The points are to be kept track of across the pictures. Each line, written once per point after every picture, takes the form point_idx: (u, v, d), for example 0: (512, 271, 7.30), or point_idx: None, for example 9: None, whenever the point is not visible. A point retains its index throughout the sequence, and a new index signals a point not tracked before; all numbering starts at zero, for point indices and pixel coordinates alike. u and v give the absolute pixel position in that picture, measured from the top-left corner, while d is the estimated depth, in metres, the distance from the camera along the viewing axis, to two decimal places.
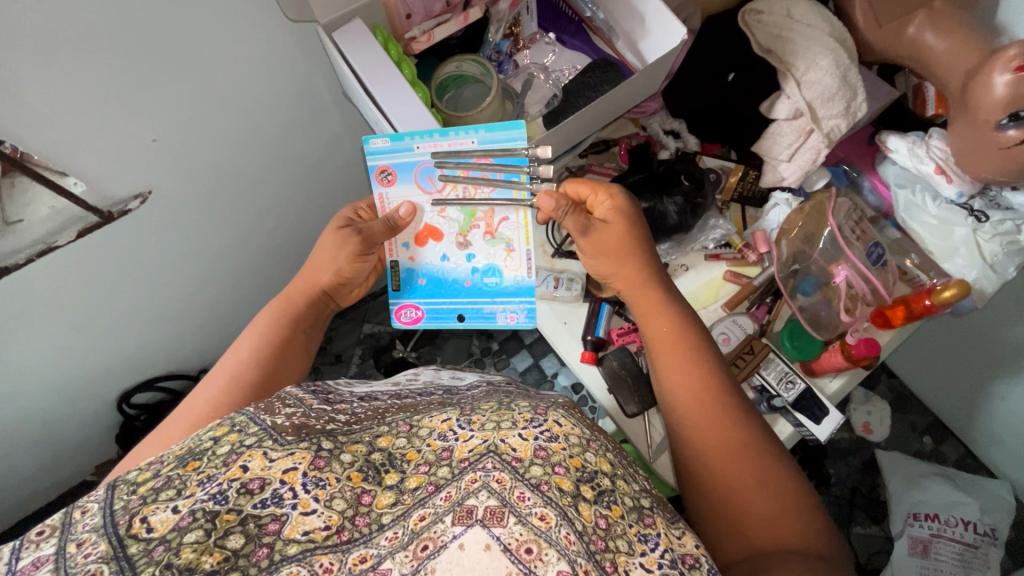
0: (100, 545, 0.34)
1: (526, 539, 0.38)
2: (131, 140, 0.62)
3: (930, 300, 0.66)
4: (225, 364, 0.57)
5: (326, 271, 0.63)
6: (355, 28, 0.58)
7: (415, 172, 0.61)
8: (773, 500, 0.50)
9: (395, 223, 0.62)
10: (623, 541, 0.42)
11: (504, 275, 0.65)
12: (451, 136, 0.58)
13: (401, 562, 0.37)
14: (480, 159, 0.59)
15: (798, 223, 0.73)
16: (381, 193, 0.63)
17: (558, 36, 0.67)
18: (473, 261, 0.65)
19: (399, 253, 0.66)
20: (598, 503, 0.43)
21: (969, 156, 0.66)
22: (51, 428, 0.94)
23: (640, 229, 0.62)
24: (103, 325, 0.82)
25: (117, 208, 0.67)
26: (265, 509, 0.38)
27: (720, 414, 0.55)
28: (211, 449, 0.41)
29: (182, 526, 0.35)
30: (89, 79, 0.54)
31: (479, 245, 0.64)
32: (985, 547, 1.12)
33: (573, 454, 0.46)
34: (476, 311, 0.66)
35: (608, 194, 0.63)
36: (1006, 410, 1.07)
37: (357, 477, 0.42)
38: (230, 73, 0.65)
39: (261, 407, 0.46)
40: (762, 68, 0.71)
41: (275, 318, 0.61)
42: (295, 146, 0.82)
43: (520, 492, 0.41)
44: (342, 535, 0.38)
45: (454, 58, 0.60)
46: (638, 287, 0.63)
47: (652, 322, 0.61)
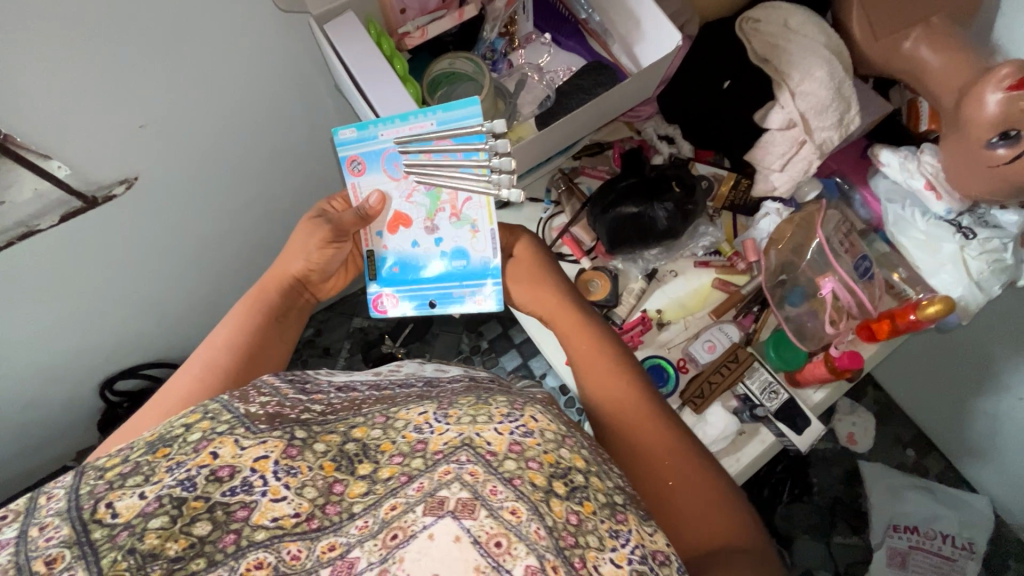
0: (62, 529, 0.34)
1: (496, 532, 0.38)
2: (117, 125, 0.61)
3: (915, 314, 0.66)
4: (200, 355, 0.58)
5: (299, 261, 0.64)
6: (346, 21, 0.57)
7: (383, 159, 0.60)
8: (702, 497, 0.53)
9: (365, 213, 0.62)
10: (593, 537, 0.41)
11: (471, 257, 0.64)
12: (410, 119, 0.56)
13: (369, 551, 0.37)
14: (440, 141, 0.57)
15: (787, 233, 0.74)
16: (352, 183, 0.62)
17: (554, 37, 0.66)
18: (441, 245, 0.64)
19: (373, 241, 0.65)
20: (571, 499, 0.43)
21: (962, 173, 0.66)
22: (32, 412, 0.93)
23: (549, 260, 0.69)
24: (87, 310, 0.81)
25: (102, 193, 0.66)
26: (234, 496, 0.37)
27: (646, 418, 0.58)
28: (181, 436, 0.40)
29: (148, 511, 0.35)
30: (75, 62, 0.54)
31: (446, 228, 0.63)
32: (962, 561, 1.14)
33: (548, 450, 0.45)
34: (445, 295, 0.65)
35: (517, 235, 0.69)
36: (989, 425, 1.07)
37: (330, 466, 0.41)
38: (220, 61, 0.64)
39: (235, 395, 0.45)
40: (758, 76, 0.71)
41: (250, 310, 0.62)
42: (286, 136, 0.81)
43: (492, 487, 0.40)
44: (311, 523, 0.38)
45: (447, 54, 0.60)
46: (563, 313, 0.66)
47: (578, 346, 0.64)
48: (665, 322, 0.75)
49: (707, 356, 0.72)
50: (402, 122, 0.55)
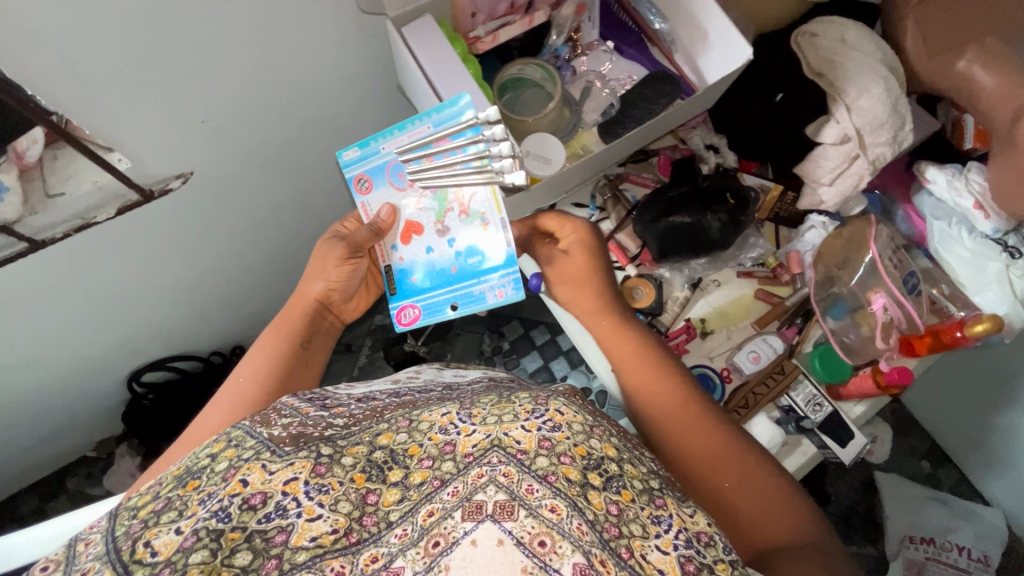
0: (103, 572, 0.33)
1: (538, 531, 0.38)
2: (179, 120, 0.61)
3: (961, 332, 0.67)
4: (225, 392, 0.58)
5: (319, 282, 0.64)
6: (424, 24, 0.57)
7: (388, 172, 0.60)
8: (759, 496, 0.54)
9: (379, 227, 0.60)
10: (637, 525, 0.42)
11: (486, 252, 0.61)
12: (408, 127, 0.58)
13: (413, 560, 0.37)
14: (438, 142, 0.58)
15: (837, 247, 0.75)
16: (362, 202, 0.61)
17: (616, 45, 0.66)
18: (455, 246, 0.61)
19: (389, 257, 0.63)
20: (608, 489, 0.43)
21: (1015, 193, 0.67)
22: (62, 401, 0.93)
23: (599, 254, 0.67)
24: (127, 302, 0.81)
25: (159, 186, 0.66)
26: (270, 522, 0.37)
27: (695, 418, 0.59)
28: (209, 467, 0.40)
29: (187, 547, 0.35)
30: (146, 57, 0.53)
31: (459, 227, 0.61)
32: (978, 573, 1.15)
33: (578, 443, 0.45)
34: (466, 296, 0.62)
35: (573, 225, 0.66)
36: (1008, 441, 1.09)
37: (360, 478, 0.42)
38: (283, 59, 0.64)
39: (256, 420, 0.46)
40: (812, 91, 0.71)
41: (274, 340, 0.62)
42: (335, 136, 0.81)
43: (529, 486, 0.41)
44: (350, 537, 0.38)
45: (517, 60, 0.60)
46: (603, 314, 0.65)
47: (620, 350, 0.64)
48: (708, 331, 0.75)
49: (753, 367, 0.72)
50: (400, 129, 0.58)
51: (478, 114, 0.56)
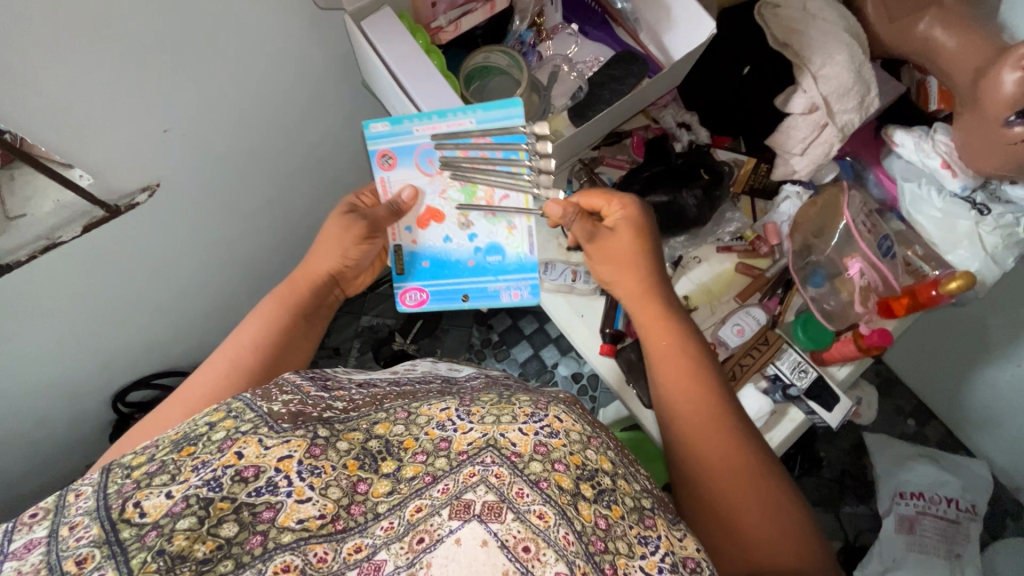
0: (92, 528, 0.34)
1: (523, 536, 0.40)
2: (140, 130, 0.59)
3: (936, 290, 0.69)
4: (224, 351, 0.58)
5: (331, 257, 0.65)
6: (383, 17, 0.56)
7: (415, 155, 0.61)
8: (771, 520, 0.55)
9: (397, 207, 0.63)
10: (623, 542, 0.44)
11: (506, 252, 0.66)
12: (450, 117, 0.55)
13: (396, 554, 0.38)
14: (478, 138, 0.58)
15: (811, 216, 0.76)
16: (383, 176, 0.63)
17: (580, 27, 0.66)
18: (475, 241, 0.66)
19: (401, 237, 0.67)
20: (598, 502, 0.45)
21: (977, 151, 0.68)
22: (45, 427, 0.90)
23: (649, 239, 0.65)
24: (104, 323, 0.79)
25: (125, 202, 0.64)
26: (259, 497, 0.38)
27: (709, 424, 0.60)
28: (205, 435, 0.41)
29: (176, 512, 0.36)
30: (97, 66, 0.51)
31: (481, 223, 0.65)
32: (965, 522, 1.19)
33: (573, 451, 0.47)
34: (480, 290, 0.68)
35: (621, 204, 0.65)
36: (989, 393, 1.12)
37: (353, 465, 0.42)
38: (243, 60, 0.62)
39: (256, 394, 0.47)
40: (777, 63, 0.71)
41: (278, 307, 0.63)
42: (303, 138, 0.79)
43: (519, 489, 0.42)
44: (337, 524, 0.38)
45: (482, 48, 0.59)
46: (644, 303, 0.65)
47: (653, 340, 0.64)
48: (693, 307, 0.77)
49: (738, 339, 0.73)
50: (442, 119, 0.55)
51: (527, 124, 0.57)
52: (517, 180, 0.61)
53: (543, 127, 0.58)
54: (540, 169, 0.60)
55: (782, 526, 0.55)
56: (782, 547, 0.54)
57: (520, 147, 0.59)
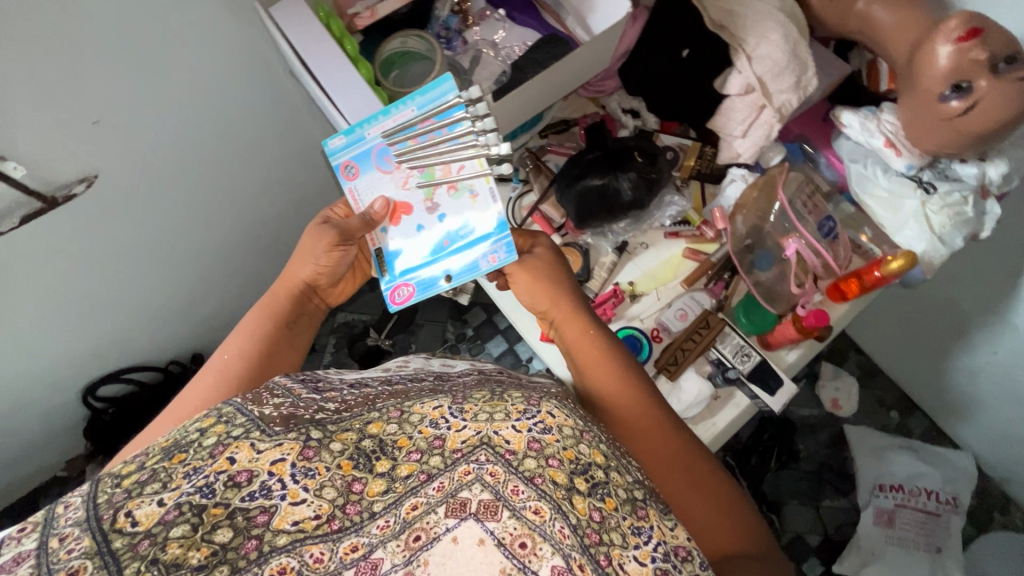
0: (84, 540, 0.34)
1: (520, 533, 0.40)
2: (70, 121, 0.60)
3: (880, 270, 0.67)
4: (216, 362, 0.60)
5: (308, 267, 0.65)
6: (293, 5, 0.59)
7: (373, 157, 0.61)
8: (711, 508, 0.55)
9: (371, 218, 0.62)
10: (616, 533, 0.43)
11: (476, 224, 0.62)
12: (392, 111, 0.58)
13: (393, 552, 0.38)
14: (424, 123, 0.59)
15: (752, 197, 0.75)
16: (351, 188, 0.63)
17: (508, 12, 0.66)
18: (445, 220, 0.61)
19: (380, 241, 0.64)
20: (592, 495, 0.44)
21: (919, 128, 0.66)
22: (14, 423, 0.92)
23: (563, 259, 0.67)
24: (60, 317, 0.80)
25: (61, 193, 0.65)
26: (254, 501, 0.38)
27: (657, 433, 0.58)
28: (197, 441, 0.41)
29: (168, 520, 0.36)
30: (16, 57, 0.53)
31: (447, 202, 0.62)
32: (946, 515, 1.17)
33: (567, 446, 0.47)
34: (460, 266, 0.61)
35: (534, 230, 0.68)
36: (965, 380, 1.09)
37: (347, 465, 0.42)
38: (169, 47, 0.63)
39: (247, 398, 0.47)
40: (714, 44, 0.71)
41: (261, 318, 0.64)
42: (247, 124, 0.81)
43: (514, 486, 0.42)
44: (332, 524, 0.39)
45: (398, 33, 0.61)
46: (574, 320, 0.64)
47: (584, 355, 0.62)
48: (638, 294, 0.76)
49: (680, 324, 0.73)
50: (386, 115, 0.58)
51: (462, 94, 0.58)
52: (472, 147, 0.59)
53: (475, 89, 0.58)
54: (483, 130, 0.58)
55: (738, 524, 0.55)
56: (727, 532, 0.54)
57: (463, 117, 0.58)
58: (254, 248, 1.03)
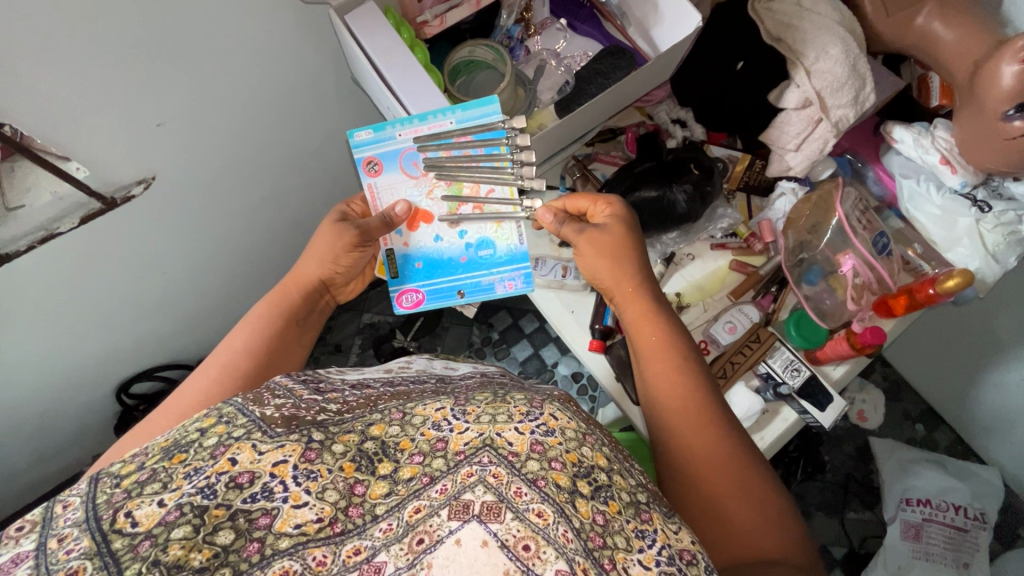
0: (83, 541, 0.33)
1: (523, 535, 0.38)
2: (133, 124, 0.61)
3: (934, 288, 0.66)
4: (218, 357, 0.57)
5: (321, 263, 0.63)
6: (366, 10, 0.59)
7: (400, 158, 0.63)
8: (756, 511, 0.54)
9: (390, 219, 0.63)
10: (620, 537, 0.43)
11: (497, 246, 0.66)
12: (429, 119, 0.60)
13: (396, 555, 0.37)
14: (459, 139, 0.62)
15: (804, 213, 0.74)
16: (370, 183, 0.65)
17: (570, 22, 0.69)
18: (465, 238, 0.66)
19: (394, 241, 0.67)
20: (596, 498, 0.43)
21: (975, 146, 0.66)
22: (50, 419, 0.92)
23: (636, 235, 0.64)
24: (104, 316, 0.80)
25: (120, 194, 0.66)
26: (254, 503, 0.37)
27: (697, 415, 0.58)
28: (197, 441, 0.40)
29: (169, 520, 0.35)
30: (87, 61, 0.53)
31: (470, 220, 0.66)
32: (974, 531, 1.13)
33: (570, 448, 0.46)
34: (475, 284, 0.67)
35: (607, 203, 0.65)
36: (998, 397, 1.08)
37: (349, 467, 0.41)
38: (231, 52, 0.63)
39: (248, 398, 0.46)
40: (772, 57, 0.70)
41: (270, 311, 0.61)
42: (297, 130, 0.81)
43: (518, 488, 0.41)
44: (335, 527, 0.38)
45: (466, 43, 0.63)
46: (636, 298, 0.63)
47: (643, 330, 0.62)
48: (685, 305, 0.76)
49: (729, 337, 0.73)
50: (422, 122, 0.59)
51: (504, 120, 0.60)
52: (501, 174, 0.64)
53: (520, 120, 0.61)
54: (521, 162, 0.63)
55: (766, 519, 0.54)
56: (766, 538, 0.53)
57: (500, 142, 0.62)
58: (291, 250, 1.03)
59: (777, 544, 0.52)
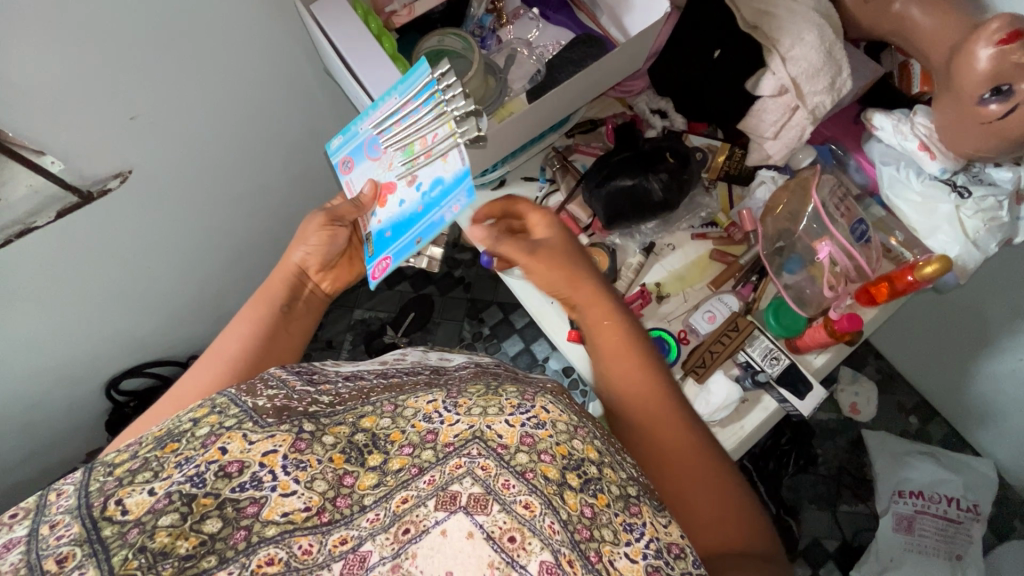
0: (73, 527, 0.33)
1: (509, 527, 0.39)
2: (108, 118, 0.61)
3: (913, 275, 0.66)
4: (212, 354, 0.58)
5: (301, 249, 0.65)
6: (332, 3, 0.60)
7: (366, 148, 0.62)
8: (720, 504, 0.53)
9: (360, 201, 0.63)
10: (609, 530, 0.42)
11: (445, 179, 0.55)
12: (376, 101, 0.59)
13: (382, 545, 0.37)
14: (406, 107, 0.57)
15: (783, 199, 0.74)
16: (348, 180, 0.65)
17: (542, 11, 0.69)
18: (418, 185, 0.57)
19: (371, 224, 0.63)
20: (584, 491, 0.43)
21: (954, 130, 0.66)
22: (40, 415, 0.93)
23: (577, 242, 0.64)
24: (87, 311, 0.81)
25: (97, 188, 0.66)
26: (243, 492, 0.37)
27: (658, 410, 0.57)
28: (189, 431, 0.40)
29: (158, 509, 0.35)
30: (56, 55, 0.53)
31: (426, 170, 0.57)
32: (968, 523, 1.13)
33: (560, 441, 0.45)
34: (428, 226, 0.54)
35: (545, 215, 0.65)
36: (989, 387, 1.07)
37: (339, 458, 0.41)
38: (203, 44, 0.63)
39: (242, 388, 0.45)
40: (747, 44, 0.71)
41: (259, 304, 0.62)
42: (276, 123, 0.81)
43: (505, 480, 0.41)
44: (322, 517, 0.38)
45: (435, 32, 0.64)
46: (590, 299, 0.62)
47: (605, 338, 0.61)
48: (664, 295, 0.76)
49: (709, 326, 0.73)
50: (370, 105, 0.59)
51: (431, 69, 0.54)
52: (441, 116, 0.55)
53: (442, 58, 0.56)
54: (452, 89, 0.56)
55: (732, 510, 0.53)
56: (732, 529, 0.52)
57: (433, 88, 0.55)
58: (277, 245, 1.03)
59: (742, 535, 0.52)
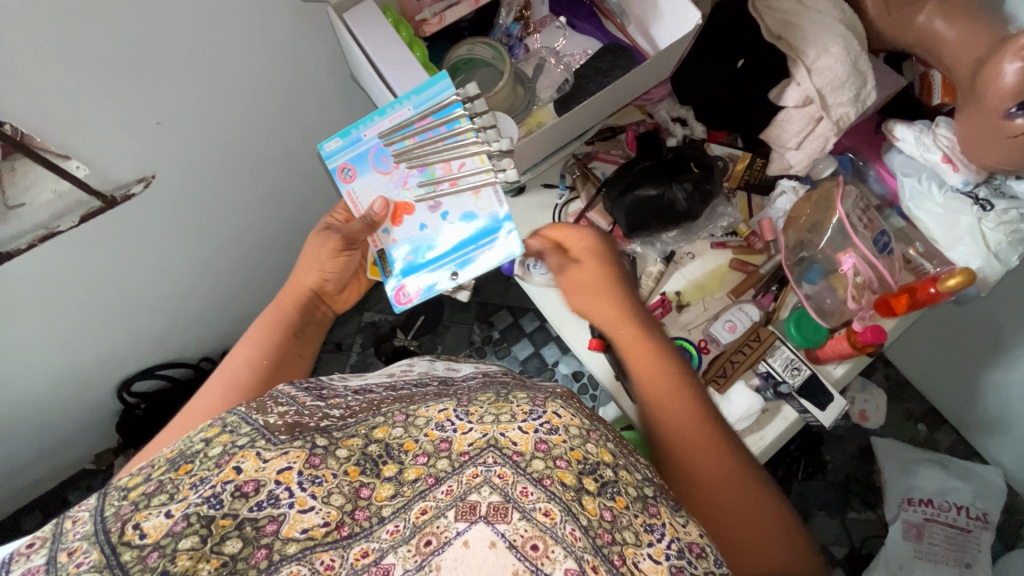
0: (91, 554, 0.33)
1: (531, 535, 0.38)
2: (134, 123, 0.61)
3: (936, 288, 0.65)
4: (219, 373, 0.58)
5: (313, 272, 0.66)
6: (364, 10, 0.60)
7: (371, 157, 0.62)
8: (757, 530, 0.53)
9: (372, 219, 0.62)
10: (629, 533, 0.42)
11: (478, 218, 0.62)
12: (389, 111, 0.59)
13: (404, 557, 0.36)
14: (421, 123, 0.60)
15: (806, 210, 0.74)
16: (348, 190, 0.63)
17: (569, 19, 0.69)
18: (448, 218, 0.63)
19: (383, 241, 0.65)
20: (602, 495, 0.43)
21: (977, 144, 0.66)
22: (52, 416, 0.92)
23: (612, 262, 0.68)
24: (103, 314, 0.81)
25: (120, 192, 0.66)
26: (261, 511, 0.37)
27: (699, 433, 0.58)
28: (202, 452, 0.40)
29: (176, 532, 0.34)
30: (86, 59, 0.53)
31: (450, 201, 0.63)
32: (976, 531, 1.13)
33: (574, 446, 0.46)
34: (464, 261, 0.63)
35: (580, 234, 0.68)
36: (1000, 397, 1.08)
37: (354, 471, 0.41)
38: (228, 50, 0.63)
39: (251, 407, 0.46)
40: (771, 54, 0.71)
41: (267, 325, 0.63)
42: (297, 127, 0.81)
43: (523, 488, 0.40)
44: (342, 530, 0.37)
45: (466, 41, 0.64)
46: (624, 321, 0.66)
47: (635, 354, 0.64)
48: (684, 303, 0.76)
49: (729, 336, 0.73)
50: (381, 116, 0.60)
51: (458, 92, 0.58)
52: (468, 146, 0.60)
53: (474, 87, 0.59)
54: (484, 126, 0.60)
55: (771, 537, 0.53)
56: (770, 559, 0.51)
57: (458, 115, 0.59)
58: (291, 247, 1.02)
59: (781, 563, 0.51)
